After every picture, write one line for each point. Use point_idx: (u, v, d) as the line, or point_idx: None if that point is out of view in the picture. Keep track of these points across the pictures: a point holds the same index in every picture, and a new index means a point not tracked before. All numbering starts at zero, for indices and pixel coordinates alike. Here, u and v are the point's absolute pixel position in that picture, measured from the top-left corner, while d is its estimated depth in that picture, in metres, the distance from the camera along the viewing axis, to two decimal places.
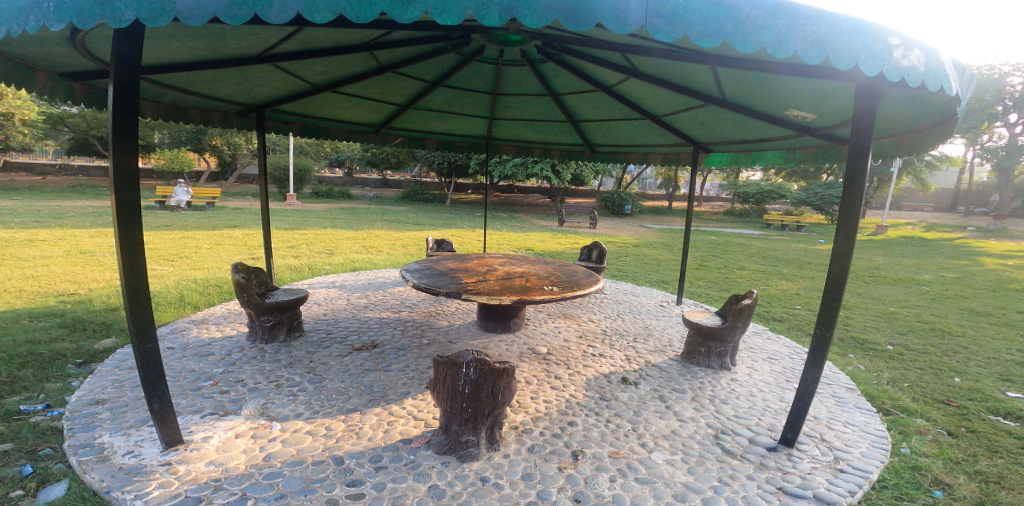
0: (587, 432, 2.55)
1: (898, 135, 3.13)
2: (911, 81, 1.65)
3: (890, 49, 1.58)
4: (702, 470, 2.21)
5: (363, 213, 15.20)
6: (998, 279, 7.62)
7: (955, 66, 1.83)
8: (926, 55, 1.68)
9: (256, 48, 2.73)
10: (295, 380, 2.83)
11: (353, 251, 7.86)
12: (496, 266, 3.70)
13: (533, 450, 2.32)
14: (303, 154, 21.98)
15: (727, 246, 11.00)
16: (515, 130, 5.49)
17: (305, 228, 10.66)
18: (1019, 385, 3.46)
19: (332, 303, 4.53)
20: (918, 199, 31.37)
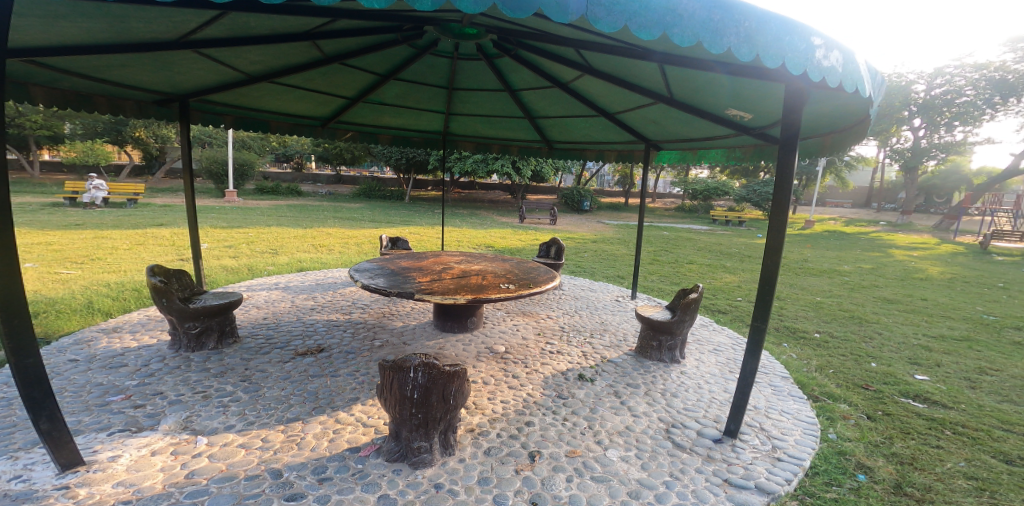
0: (544, 432, 2.53)
1: (823, 136, 3.35)
2: (832, 81, 1.77)
3: (812, 49, 1.68)
4: (655, 466, 2.26)
5: (313, 210, 14.52)
6: (905, 269, 8.50)
7: (871, 70, 1.97)
8: (845, 56, 1.80)
9: (173, 31, 2.48)
10: (227, 390, 2.61)
11: (300, 251, 7.46)
12: (452, 264, 3.60)
13: (490, 453, 2.27)
14: (245, 148, 20.64)
15: (677, 241, 11.50)
16: (472, 126, 5.39)
17: (246, 226, 10.00)
18: (924, 367, 3.82)
19: (273, 306, 4.25)
20: (840, 197, 34.53)
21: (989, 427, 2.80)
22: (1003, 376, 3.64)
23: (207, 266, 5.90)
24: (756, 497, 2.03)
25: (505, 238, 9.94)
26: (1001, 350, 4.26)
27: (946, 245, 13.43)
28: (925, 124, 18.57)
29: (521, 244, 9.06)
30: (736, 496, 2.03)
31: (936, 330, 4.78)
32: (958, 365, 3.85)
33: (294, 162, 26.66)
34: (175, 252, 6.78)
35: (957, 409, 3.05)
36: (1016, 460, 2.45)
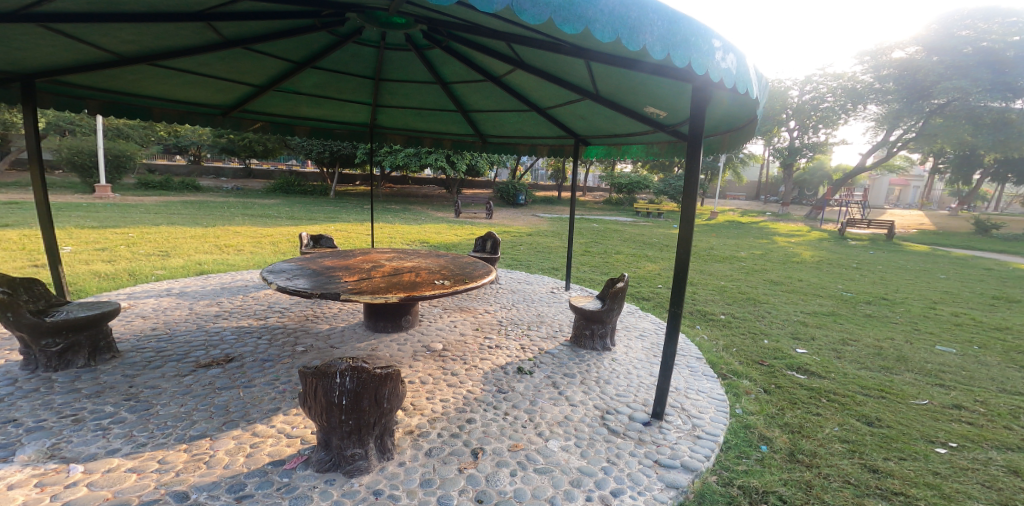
0: (486, 428, 2.51)
1: (722, 134, 3.67)
2: (729, 82, 1.93)
3: (712, 51, 1.80)
4: (593, 453, 2.33)
5: (214, 207, 13.08)
6: (787, 253, 9.73)
7: (759, 74, 2.19)
8: (739, 60, 1.98)
9: (12, 2, 2.07)
10: (107, 411, 2.26)
11: (200, 252, 6.69)
12: (382, 261, 3.42)
13: (431, 454, 2.20)
14: (123, 138, 18.00)
15: (604, 233, 12.06)
16: (402, 118, 5.16)
17: (128, 226, 8.73)
18: (804, 341, 4.37)
19: (164, 315, 3.76)
20: (737, 190, 38.65)
21: (854, 394, 3.23)
22: (860, 345, 4.23)
23: (74, 272, 5.05)
24: (683, 475, 2.17)
25: (439, 234, 9.75)
26: (859, 322, 4.97)
27: (816, 232, 15.53)
28: (799, 126, 21.37)
29: (455, 239, 8.94)
30: (666, 476, 2.16)
31: (810, 307, 5.50)
32: (828, 337, 4.44)
33: (191, 153, 23.83)
34: (31, 258, 5.74)
35: (830, 379, 3.50)
36: (876, 421, 2.83)
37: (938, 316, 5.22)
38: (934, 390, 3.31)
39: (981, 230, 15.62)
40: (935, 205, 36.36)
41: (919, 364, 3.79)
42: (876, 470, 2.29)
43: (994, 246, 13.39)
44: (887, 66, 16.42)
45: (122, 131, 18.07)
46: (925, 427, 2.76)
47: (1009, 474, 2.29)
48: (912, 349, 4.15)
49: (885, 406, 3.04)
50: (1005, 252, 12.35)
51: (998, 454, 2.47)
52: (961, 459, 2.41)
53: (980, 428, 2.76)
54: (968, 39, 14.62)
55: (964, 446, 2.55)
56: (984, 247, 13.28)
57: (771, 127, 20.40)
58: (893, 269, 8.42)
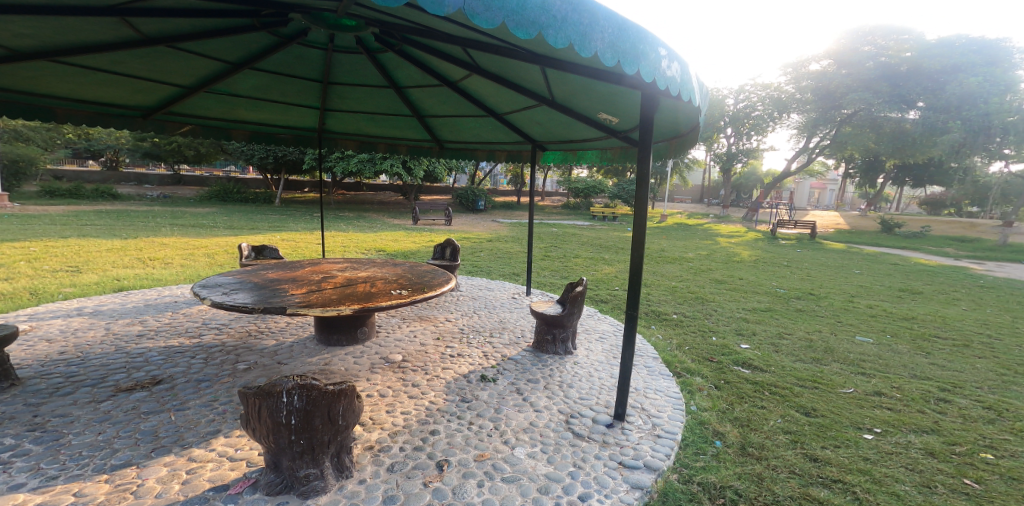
0: (450, 439, 2.45)
1: (668, 140, 3.83)
2: (674, 89, 2.01)
3: (658, 60, 1.87)
4: (560, 458, 2.33)
5: (136, 217, 12.05)
6: (729, 253, 10.33)
7: (700, 83, 2.30)
8: (683, 68, 2.07)
9: None
10: (7, 444, 2.00)
11: (119, 267, 6.12)
12: (334, 272, 3.27)
13: (393, 470, 2.12)
14: (24, 141, 16.11)
15: (563, 237, 12.28)
16: (354, 123, 4.99)
17: (32, 239, 7.81)
18: (747, 336, 4.63)
19: (75, 337, 3.38)
20: (683, 193, 40.76)
21: (792, 385, 3.43)
22: (794, 339, 4.53)
23: None
24: (647, 476, 2.21)
25: (395, 241, 9.51)
26: (791, 316, 5.33)
27: (751, 232, 16.64)
28: (735, 133, 22.83)
29: (412, 246, 8.75)
30: (631, 477, 2.18)
31: (751, 304, 5.84)
32: (767, 332, 4.73)
33: (108, 157, 21.79)
34: None
35: (771, 372, 3.71)
36: (812, 411, 3.03)
37: (856, 308, 5.70)
38: (858, 378, 3.58)
39: (886, 228, 17.45)
40: (850, 206, 40.25)
41: (844, 354, 4.10)
42: (816, 459, 2.44)
43: (897, 242, 14.98)
44: (806, 78, 17.89)
45: (23, 133, 16.20)
46: (853, 414, 2.98)
47: (926, 455, 2.50)
48: (836, 340, 4.49)
49: (818, 396, 3.26)
50: (907, 247, 13.84)
51: (915, 437, 2.69)
52: (885, 444, 2.61)
53: (898, 412, 3.01)
54: (869, 53, 16.31)
55: (887, 431, 2.77)
56: (890, 243, 14.80)
57: (711, 134, 21.64)
58: (817, 265, 9.14)
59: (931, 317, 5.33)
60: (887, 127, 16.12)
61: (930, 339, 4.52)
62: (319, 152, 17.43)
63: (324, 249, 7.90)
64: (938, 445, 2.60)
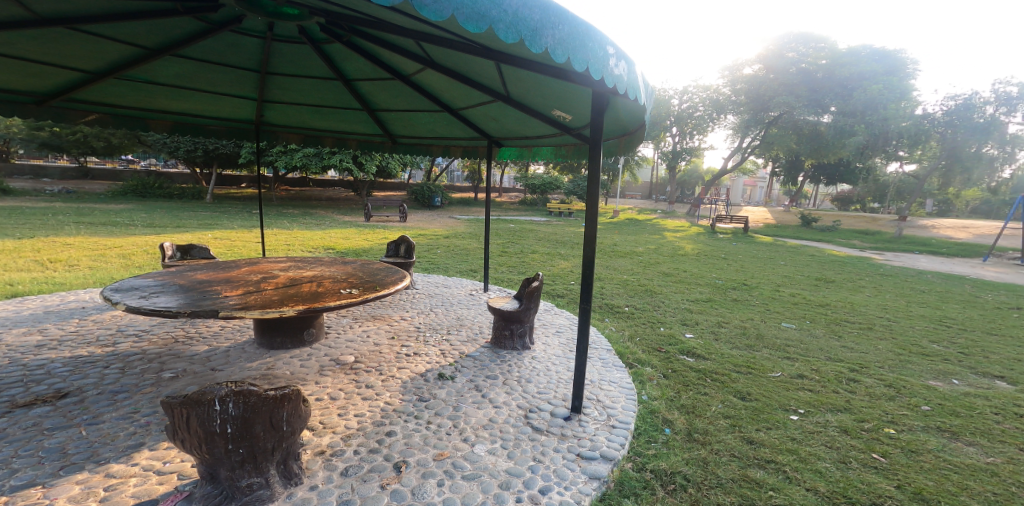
0: (408, 439, 2.44)
1: (618, 138, 3.95)
2: (621, 87, 2.19)
3: (607, 58, 2.05)
4: (519, 453, 2.38)
5: (39, 215, 10.89)
6: (674, 247, 10.85)
7: (645, 84, 2.47)
8: (629, 67, 2.25)
9: None
10: None
11: (12, 270, 5.50)
12: (275, 271, 3.12)
13: (348, 474, 2.10)
14: None
15: (520, 233, 12.39)
16: (298, 116, 4.77)
17: None
18: (691, 326, 4.89)
19: None
20: (633, 190, 42.32)
21: (730, 372, 3.67)
22: (731, 327, 4.84)
23: None
24: (603, 466, 2.29)
25: (345, 239, 9.20)
26: (728, 305, 5.68)
27: (693, 227, 17.50)
28: (680, 132, 23.88)
29: (364, 244, 8.50)
30: (588, 468, 2.26)
31: (694, 295, 6.17)
32: (708, 321, 5.02)
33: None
34: None
35: (712, 359, 3.95)
36: (747, 395, 3.25)
37: (781, 296, 6.17)
38: (785, 362, 3.88)
39: (805, 223, 18.75)
40: (778, 202, 43.60)
41: (772, 340, 4.43)
42: (752, 442, 2.62)
43: (816, 236, 16.38)
44: (740, 81, 19.01)
45: None
46: (781, 397, 3.23)
47: (841, 433, 2.75)
48: (767, 327, 4.85)
49: (752, 381, 3.50)
50: (823, 240, 15.17)
51: (832, 416, 2.96)
52: (808, 424, 2.86)
53: (818, 393, 3.30)
54: (792, 59, 17.87)
55: (809, 411, 3.02)
56: (810, 236, 16.14)
57: (657, 133, 22.52)
58: (749, 257, 9.79)
59: (841, 303, 5.87)
60: (807, 128, 17.50)
61: (842, 324, 4.98)
62: (257, 145, 16.76)
63: (265, 248, 7.50)
64: (850, 423, 2.87)
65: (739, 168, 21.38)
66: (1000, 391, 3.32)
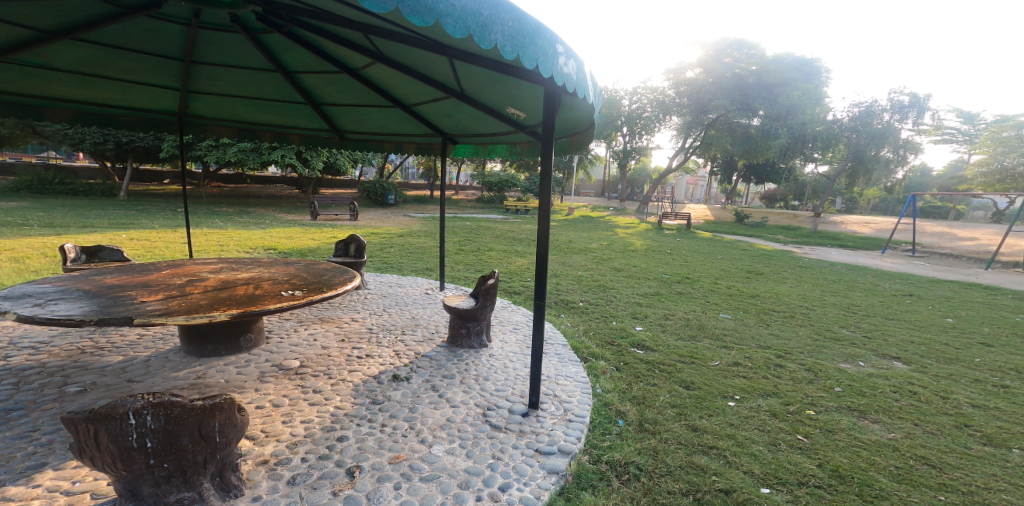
0: (361, 443, 2.39)
1: (571, 136, 4.01)
2: (570, 85, 2.28)
3: (556, 56, 2.13)
4: (478, 451, 2.38)
5: None
6: (624, 243, 11.24)
7: (594, 82, 2.56)
8: (578, 66, 2.35)
9: None
10: None
11: None
12: (205, 274, 2.91)
13: (295, 482, 2.03)
14: None
15: (477, 230, 12.36)
16: (233, 108, 4.48)
17: None
18: (641, 319, 5.08)
19: None
20: (587, 188, 43.47)
21: (675, 362, 3.84)
22: (676, 318, 5.08)
23: None
24: (561, 460, 2.34)
25: (290, 238, 8.78)
26: (674, 298, 5.95)
27: (642, 224, 18.21)
28: (630, 132, 24.68)
29: (310, 244, 8.14)
30: (547, 463, 2.30)
31: (643, 289, 6.42)
32: (656, 314, 5.23)
33: None
34: None
35: (659, 351, 4.12)
36: (691, 384, 3.42)
37: (719, 288, 6.55)
38: (723, 352, 4.12)
39: (739, 219, 20.06)
40: (716, 200, 46.55)
41: (712, 330, 4.70)
42: (697, 429, 2.76)
43: (747, 231, 17.55)
44: (683, 84, 19.90)
45: None
46: (720, 384, 3.43)
47: (771, 416, 2.95)
48: (707, 318, 5.13)
49: (695, 370, 3.69)
50: (754, 235, 16.28)
51: (764, 401, 3.17)
52: (744, 409, 3.05)
53: (752, 380, 3.52)
54: (728, 65, 18.83)
55: (744, 397, 3.22)
56: (744, 232, 17.26)
57: (608, 132, 23.18)
58: (691, 252, 10.33)
59: (769, 293, 6.33)
60: (739, 130, 18.74)
61: (770, 313, 5.36)
62: (180, 138, 15.60)
63: (196, 249, 6.99)
64: (779, 406, 3.09)
65: (682, 167, 22.43)
66: (898, 371, 3.69)
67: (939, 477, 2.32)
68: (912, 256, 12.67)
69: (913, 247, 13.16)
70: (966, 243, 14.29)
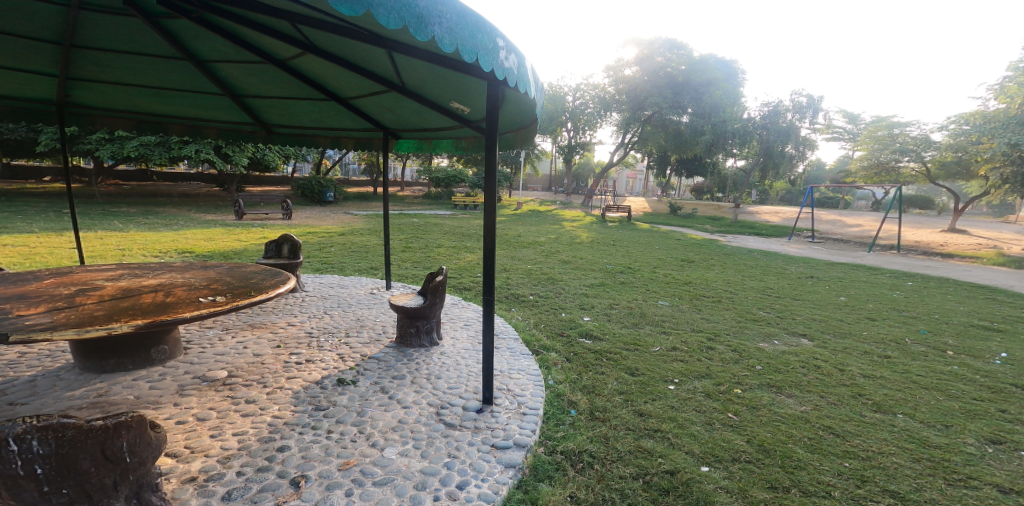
0: (305, 452, 2.27)
1: (516, 131, 4.00)
2: (512, 79, 2.26)
3: (498, 51, 2.11)
4: (433, 451, 2.34)
5: None
6: (569, 236, 11.53)
7: (535, 76, 2.56)
8: (520, 60, 2.33)
9: None
10: None
11: None
12: (104, 283, 2.61)
13: (231, 498, 1.90)
14: None
15: (426, 227, 12.14)
16: (140, 98, 4.05)
17: None
18: (588, 309, 5.21)
19: None
20: (535, 183, 44.21)
21: (620, 350, 3.97)
22: (620, 307, 5.26)
23: None
24: (517, 453, 2.36)
25: (210, 241, 8.11)
26: (618, 288, 6.16)
27: (587, 217, 18.74)
28: (574, 128, 25.22)
29: (236, 246, 7.59)
30: (503, 458, 2.30)
31: (589, 280, 6.60)
32: (602, 304, 5.38)
33: None
34: None
35: (606, 339, 4.25)
36: (635, 371, 3.55)
37: (658, 277, 6.87)
38: (663, 337, 4.32)
39: (673, 211, 21.20)
40: (653, 193, 49.08)
41: (653, 317, 4.91)
42: (643, 414, 2.87)
43: (681, 222, 18.57)
44: (622, 81, 20.62)
45: None
46: (661, 369, 3.59)
47: (706, 397, 3.13)
48: (648, 306, 5.35)
49: (639, 357, 3.83)
50: (687, 226, 17.27)
51: (699, 382, 3.36)
52: (683, 392, 3.21)
53: (690, 363, 3.72)
54: (661, 63, 19.70)
55: (682, 380, 3.40)
56: (679, 223, 18.26)
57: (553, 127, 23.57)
58: (632, 242, 10.77)
59: (701, 280, 6.73)
60: (672, 127, 19.74)
61: (701, 298, 5.69)
62: (63, 131, 13.93)
63: (101, 255, 6.28)
64: (712, 387, 3.29)
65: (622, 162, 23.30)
66: (805, 347, 4.05)
67: (844, 445, 2.55)
68: (813, 241, 14.05)
69: (812, 233, 14.57)
70: (853, 229, 16.09)
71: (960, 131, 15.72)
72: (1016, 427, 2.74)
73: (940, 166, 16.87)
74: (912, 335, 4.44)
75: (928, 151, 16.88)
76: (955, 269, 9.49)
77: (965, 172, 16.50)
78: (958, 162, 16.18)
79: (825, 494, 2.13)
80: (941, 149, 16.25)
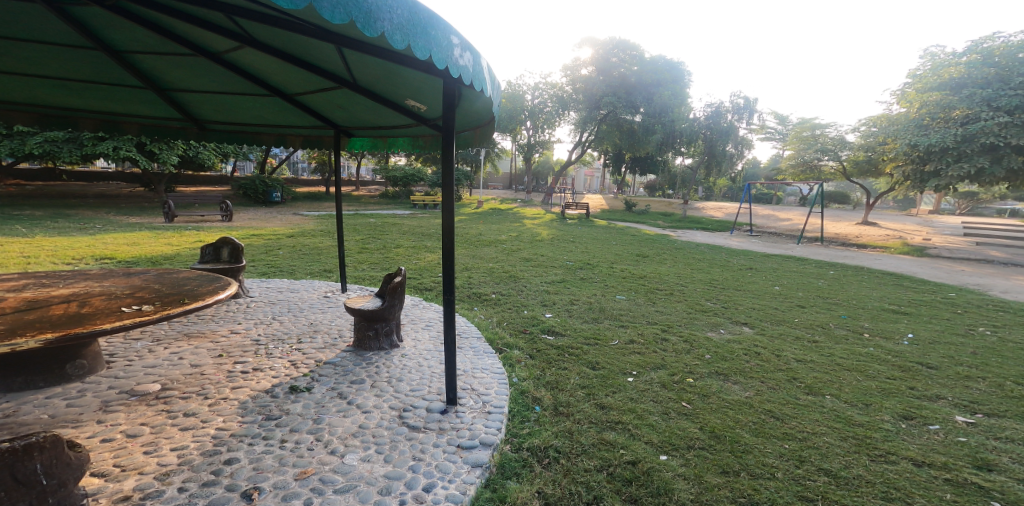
0: (256, 464, 2.14)
1: (473, 130, 3.96)
2: (467, 77, 2.21)
3: (451, 48, 2.06)
4: (397, 455, 2.27)
5: None
6: (529, 233, 11.61)
7: (492, 74, 2.52)
8: (475, 58, 2.29)
9: None
10: None
11: None
12: (8, 295, 2.35)
13: None
14: None
15: (384, 227, 11.84)
16: (51, 89, 3.68)
17: None
18: (551, 306, 5.24)
19: None
20: (495, 181, 44.29)
21: (582, 345, 4.02)
22: (580, 303, 5.33)
23: None
24: (484, 452, 2.33)
25: (136, 245, 7.51)
26: (578, 284, 6.24)
27: (547, 215, 18.94)
28: (532, 126, 25.40)
29: (166, 250, 7.08)
30: (470, 457, 2.27)
31: (550, 277, 6.65)
32: (563, 300, 5.43)
33: None
34: None
35: (567, 335, 4.29)
36: (596, 365, 3.61)
37: (615, 272, 7.03)
38: (621, 331, 4.41)
39: (628, 207, 21.83)
40: (610, 191, 50.41)
41: (611, 312, 5.01)
42: (604, 407, 2.91)
43: (636, 218, 19.13)
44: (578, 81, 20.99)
45: None
46: (620, 362, 3.66)
47: (662, 387, 3.22)
48: (607, 300, 5.46)
49: (599, 351, 3.89)
50: (640, 222, 17.80)
51: (655, 373, 3.46)
52: (641, 383, 3.29)
53: (646, 355, 3.82)
54: (615, 64, 20.20)
55: (640, 372, 3.48)
56: (633, 219, 18.80)
57: (512, 125, 23.61)
58: (590, 239, 10.97)
59: (655, 274, 6.95)
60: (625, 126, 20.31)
61: (656, 292, 5.87)
62: None
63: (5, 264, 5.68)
64: (667, 377, 3.39)
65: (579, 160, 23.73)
66: (747, 335, 4.26)
67: (783, 427, 2.69)
68: (749, 235, 14.93)
69: (750, 227, 15.47)
70: (784, 223, 17.23)
71: (871, 133, 17.12)
72: (924, 403, 2.99)
73: (856, 165, 18.33)
74: (835, 320, 4.79)
75: (846, 151, 18.26)
76: (874, 259, 10.36)
77: (876, 170, 18.01)
78: (871, 161, 17.65)
79: (770, 476, 2.23)
80: (856, 149, 17.63)
